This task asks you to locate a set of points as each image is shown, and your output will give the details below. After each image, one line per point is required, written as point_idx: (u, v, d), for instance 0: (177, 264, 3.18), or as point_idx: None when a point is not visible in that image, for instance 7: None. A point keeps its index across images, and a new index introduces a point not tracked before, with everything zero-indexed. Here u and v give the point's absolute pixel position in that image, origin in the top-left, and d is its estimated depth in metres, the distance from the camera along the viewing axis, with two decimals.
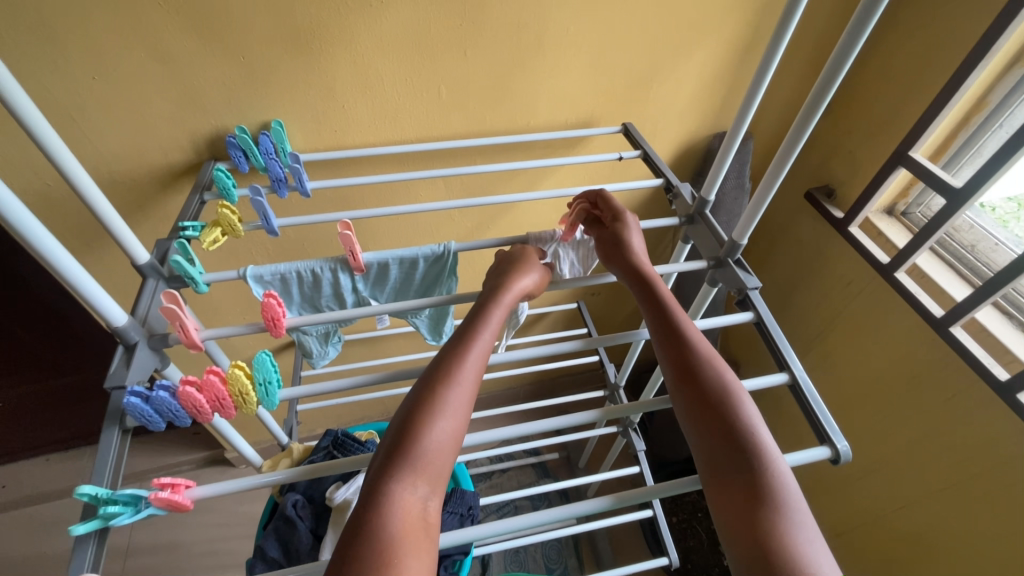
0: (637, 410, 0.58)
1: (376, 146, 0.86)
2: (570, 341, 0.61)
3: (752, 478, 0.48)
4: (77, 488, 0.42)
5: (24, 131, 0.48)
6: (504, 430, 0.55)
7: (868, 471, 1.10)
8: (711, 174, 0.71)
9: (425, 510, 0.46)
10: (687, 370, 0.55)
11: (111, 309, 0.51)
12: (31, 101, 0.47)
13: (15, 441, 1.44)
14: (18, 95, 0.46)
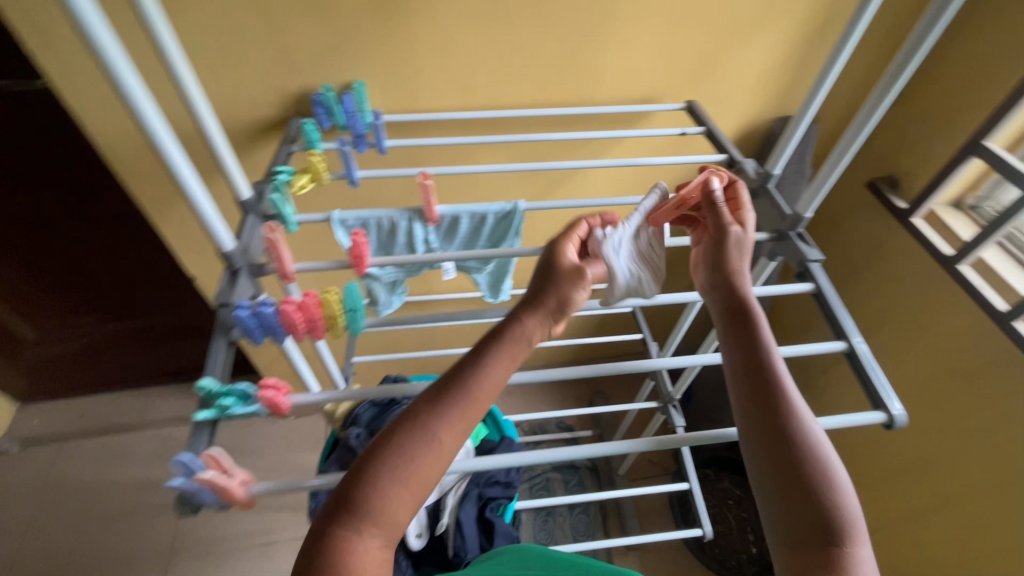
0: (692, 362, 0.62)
1: (447, 111, 0.90)
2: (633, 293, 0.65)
3: (835, 552, 0.45)
4: (198, 380, 0.49)
5: (165, 68, 0.57)
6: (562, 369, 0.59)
7: (913, 468, 1.09)
8: (780, 147, 0.74)
9: (372, 565, 0.43)
10: (768, 420, 0.50)
11: (221, 233, 0.58)
12: (174, 41, 0.56)
13: (97, 375, 1.59)
14: (165, 35, 0.55)
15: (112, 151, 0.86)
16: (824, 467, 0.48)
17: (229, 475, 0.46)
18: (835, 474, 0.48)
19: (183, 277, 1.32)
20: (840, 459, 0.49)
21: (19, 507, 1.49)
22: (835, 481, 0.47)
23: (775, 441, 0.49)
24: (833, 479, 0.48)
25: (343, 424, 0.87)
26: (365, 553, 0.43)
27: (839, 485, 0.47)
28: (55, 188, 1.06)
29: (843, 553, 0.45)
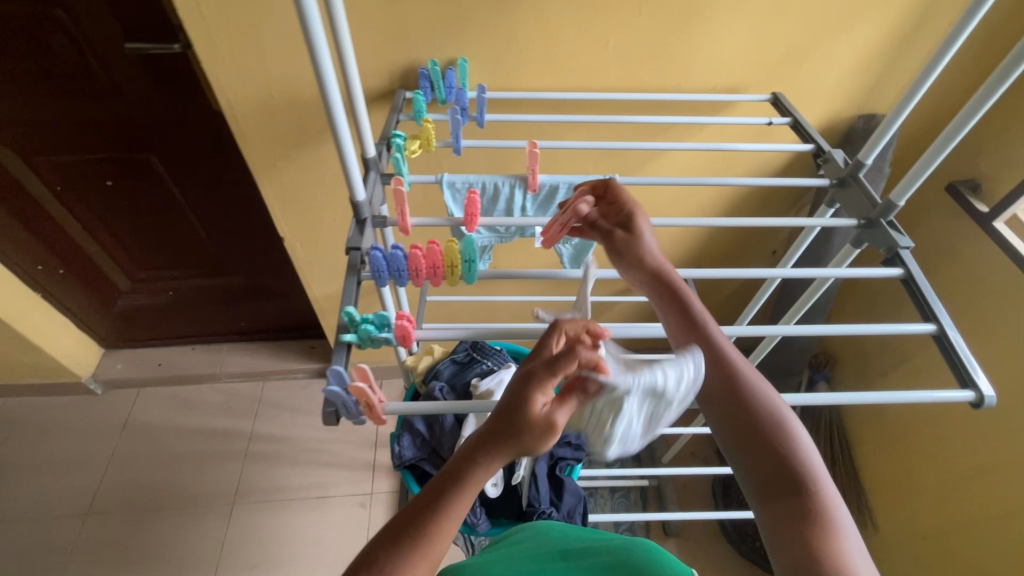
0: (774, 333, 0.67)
1: (540, 91, 0.94)
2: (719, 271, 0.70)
3: (802, 500, 0.50)
4: (343, 307, 0.55)
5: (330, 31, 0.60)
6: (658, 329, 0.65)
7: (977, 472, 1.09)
8: (872, 139, 0.75)
9: None
10: (726, 394, 0.57)
11: (356, 183, 0.64)
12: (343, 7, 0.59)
13: (176, 326, 1.70)
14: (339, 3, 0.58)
15: (235, 112, 0.94)
16: (781, 423, 0.55)
17: (371, 389, 0.51)
18: (788, 424, 0.55)
19: (268, 239, 1.41)
20: (793, 411, 0.55)
21: (100, 443, 1.61)
22: (792, 432, 0.54)
23: (739, 412, 0.56)
24: (790, 429, 0.54)
25: (425, 379, 0.94)
26: None
27: (795, 432, 0.54)
28: (170, 147, 1.17)
29: (810, 493, 0.51)
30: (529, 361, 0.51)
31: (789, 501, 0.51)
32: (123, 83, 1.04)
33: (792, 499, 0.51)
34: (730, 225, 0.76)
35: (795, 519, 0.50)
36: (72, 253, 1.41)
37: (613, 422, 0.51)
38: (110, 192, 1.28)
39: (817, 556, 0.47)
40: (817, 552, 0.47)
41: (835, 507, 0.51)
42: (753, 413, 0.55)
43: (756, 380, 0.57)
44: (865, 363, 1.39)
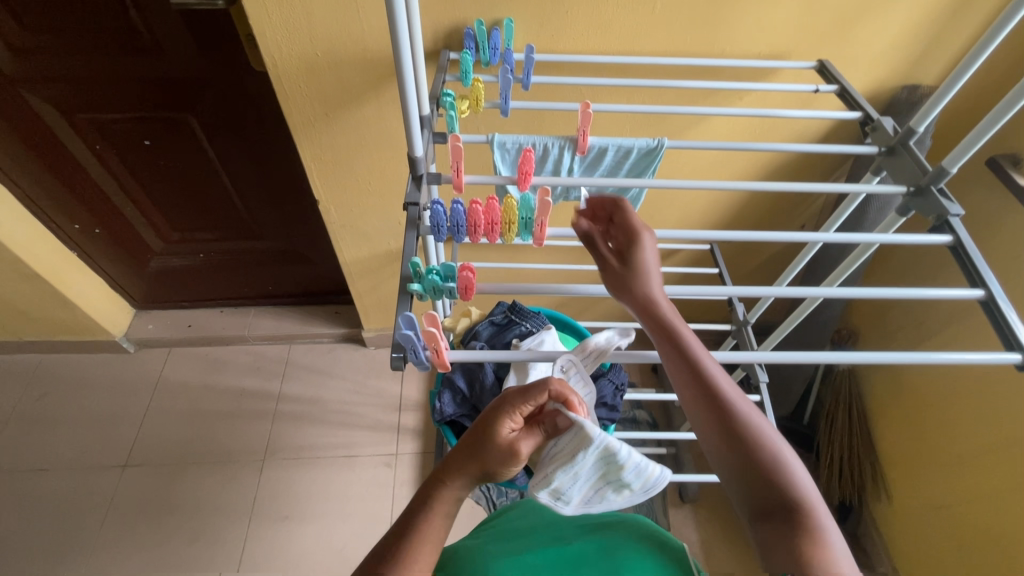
0: (814, 295, 0.67)
1: (583, 54, 0.94)
2: (765, 235, 0.70)
3: (793, 518, 0.51)
4: (409, 258, 0.57)
5: None
6: (702, 289, 0.66)
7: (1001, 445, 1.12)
8: (925, 107, 0.74)
9: None
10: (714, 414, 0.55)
11: (415, 138, 0.66)
12: None
13: (206, 288, 1.74)
14: None
15: (279, 70, 0.95)
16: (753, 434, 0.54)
17: (439, 336, 0.53)
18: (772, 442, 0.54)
19: (299, 202, 1.43)
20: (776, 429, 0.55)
21: (134, 400, 1.67)
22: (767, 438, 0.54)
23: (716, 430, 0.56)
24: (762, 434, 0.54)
25: (464, 340, 0.96)
26: None
27: (777, 449, 0.54)
28: (208, 106, 1.17)
29: (801, 511, 0.51)
30: (509, 390, 0.58)
31: (777, 516, 0.52)
32: (165, 39, 1.05)
33: (776, 513, 0.52)
34: (781, 189, 0.74)
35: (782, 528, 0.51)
36: (108, 213, 1.44)
37: (560, 470, 0.58)
38: (146, 151, 1.29)
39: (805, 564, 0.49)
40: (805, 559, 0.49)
41: (822, 518, 0.52)
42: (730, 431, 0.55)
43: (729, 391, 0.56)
44: (890, 338, 1.40)
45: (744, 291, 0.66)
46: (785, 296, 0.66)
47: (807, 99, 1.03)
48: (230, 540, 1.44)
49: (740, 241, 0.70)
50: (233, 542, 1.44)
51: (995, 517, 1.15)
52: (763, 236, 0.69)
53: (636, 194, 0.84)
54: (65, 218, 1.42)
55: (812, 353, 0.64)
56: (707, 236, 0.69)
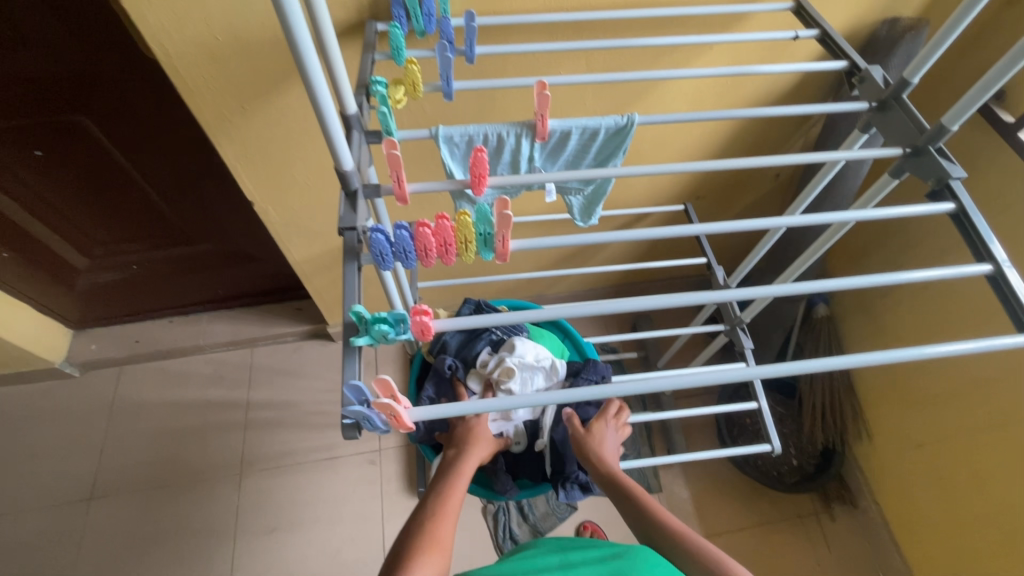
0: (802, 288, 0.59)
1: (531, 13, 0.81)
2: (738, 224, 0.62)
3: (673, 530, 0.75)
4: (351, 306, 0.47)
5: None
6: (685, 297, 0.58)
7: (981, 385, 1.14)
8: (920, 55, 0.66)
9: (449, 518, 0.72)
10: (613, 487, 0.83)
11: (341, 149, 0.55)
12: None
13: (148, 300, 1.59)
14: None
15: (174, 60, 0.79)
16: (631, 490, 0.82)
17: (395, 400, 0.45)
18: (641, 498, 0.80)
19: (233, 200, 1.28)
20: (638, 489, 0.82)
21: (90, 426, 1.55)
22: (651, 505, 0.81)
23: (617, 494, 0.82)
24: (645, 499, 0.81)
25: (433, 351, 0.94)
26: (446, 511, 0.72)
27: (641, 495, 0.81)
28: (103, 104, 1.00)
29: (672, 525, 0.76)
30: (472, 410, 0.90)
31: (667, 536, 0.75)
32: (29, 29, 0.86)
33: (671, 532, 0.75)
34: (766, 162, 0.65)
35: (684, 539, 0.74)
36: (13, 235, 1.26)
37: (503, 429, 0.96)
38: (41, 162, 1.11)
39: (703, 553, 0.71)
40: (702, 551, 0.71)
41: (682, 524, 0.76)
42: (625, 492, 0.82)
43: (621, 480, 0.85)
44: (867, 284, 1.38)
45: (727, 293, 0.57)
46: (769, 295, 0.59)
47: (783, 47, 0.93)
48: (218, 559, 1.39)
49: (726, 232, 0.62)
50: (222, 561, 1.39)
51: (973, 455, 1.18)
52: (748, 223, 0.61)
53: (607, 180, 0.74)
54: None
55: (797, 362, 0.58)
56: (690, 230, 0.61)
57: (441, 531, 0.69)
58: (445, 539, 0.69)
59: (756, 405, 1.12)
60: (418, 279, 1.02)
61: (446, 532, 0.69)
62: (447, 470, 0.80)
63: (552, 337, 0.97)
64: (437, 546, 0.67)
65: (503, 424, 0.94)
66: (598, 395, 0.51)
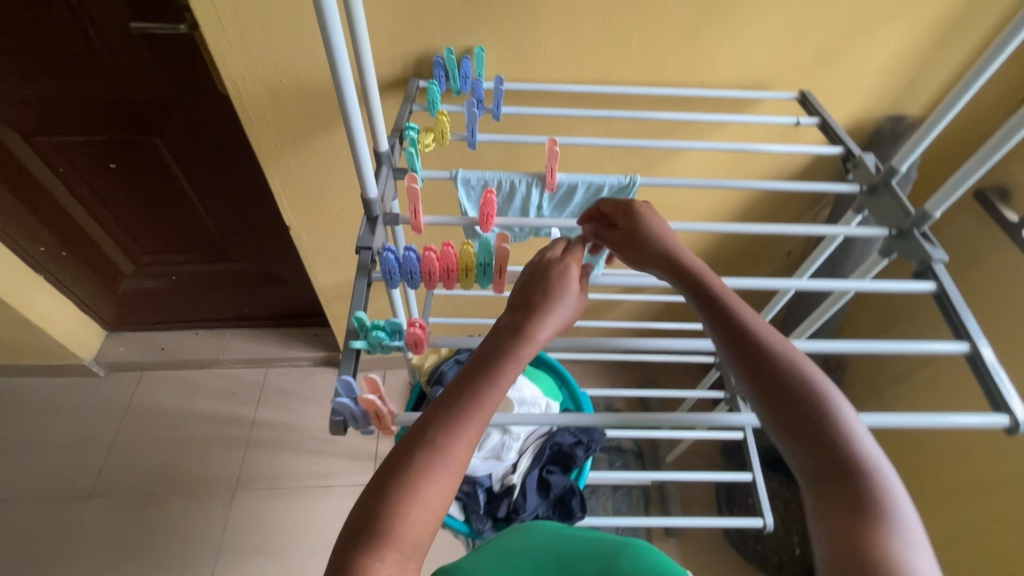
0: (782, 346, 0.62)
1: (557, 82, 0.91)
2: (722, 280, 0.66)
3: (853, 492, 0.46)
4: (355, 311, 0.53)
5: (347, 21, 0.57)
6: None
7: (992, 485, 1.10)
8: (907, 145, 0.71)
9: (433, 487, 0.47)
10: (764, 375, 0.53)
11: (369, 179, 0.62)
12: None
13: (180, 309, 1.69)
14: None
15: (243, 97, 0.91)
16: (818, 396, 0.50)
17: (380, 399, 0.49)
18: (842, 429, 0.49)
19: (273, 224, 1.39)
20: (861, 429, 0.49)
21: (103, 426, 1.61)
22: (852, 421, 0.50)
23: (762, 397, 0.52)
24: (842, 411, 0.50)
25: (431, 380, 0.97)
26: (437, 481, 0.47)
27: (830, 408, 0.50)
28: (176, 128, 1.13)
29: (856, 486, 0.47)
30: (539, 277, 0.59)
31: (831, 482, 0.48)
32: (128, 62, 1.00)
33: (842, 490, 0.47)
34: (763, 230, 0.72)
35: (850, 523, 0.45)
36: (75, 235, 1.39)
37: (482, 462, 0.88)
38: (113, 174, 1.25)
39: (877, 560, 0.42)
40: (875, 556, 0.42)
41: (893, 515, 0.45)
42: (781, 401, 0.51)
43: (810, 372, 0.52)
44: (877, 370, 1.36)
45: None
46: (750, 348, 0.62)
47: (791, 131, 1.00)
48: None
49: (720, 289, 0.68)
50: None
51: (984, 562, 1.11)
52: (740, 282, 0.67)
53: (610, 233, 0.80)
54: (29, 241, 1.38)
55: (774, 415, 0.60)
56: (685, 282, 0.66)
57: (423, 497, 0.45)
58: (433, 513, 0.46)
59: (752, 477, 1.10)
60: (429, 308, 1.00)
61: (434, 499, 0.46)
62: (483, 367, 0.52)
63: (547, 381, 1.00)
64: (399, 552, 0.43)
65: (492, 463, 0.88)
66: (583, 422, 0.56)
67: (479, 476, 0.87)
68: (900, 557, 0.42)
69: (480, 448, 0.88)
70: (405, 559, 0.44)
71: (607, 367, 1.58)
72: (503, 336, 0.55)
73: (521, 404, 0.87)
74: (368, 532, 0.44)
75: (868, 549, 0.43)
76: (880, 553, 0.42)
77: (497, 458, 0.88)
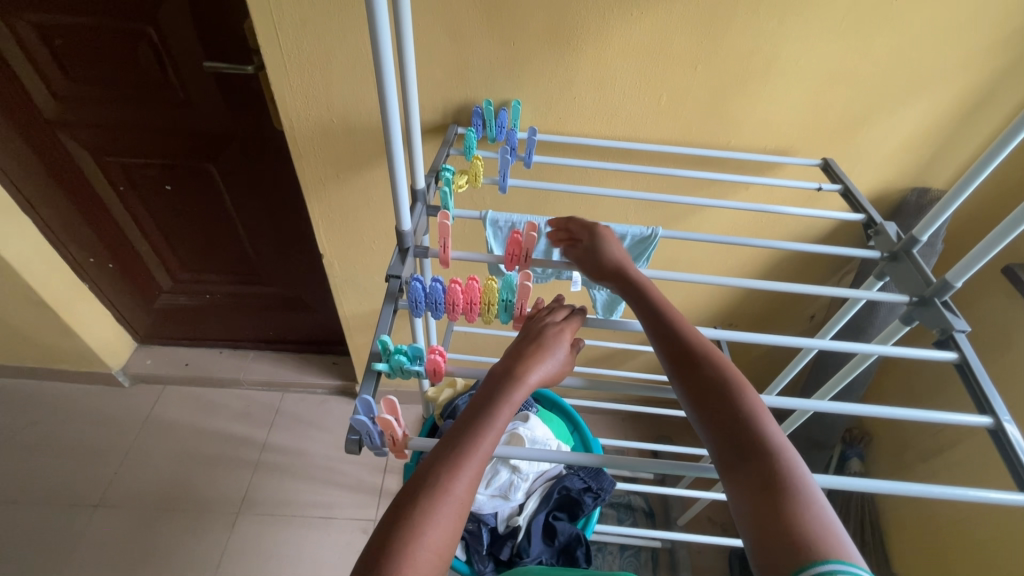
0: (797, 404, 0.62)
1: (587, 137, 0.96)
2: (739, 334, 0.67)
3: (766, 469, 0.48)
4: (380, 335, 0.55)
5: (398, 71, 0.63)
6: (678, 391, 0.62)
7: None
8: (929, 216, 0.72)
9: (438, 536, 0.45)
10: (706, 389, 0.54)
11: (404, 213, 0.66)
12: (412, 50, 0.62)
13: (208, 327, 1.74)
14: (409, 47, 0.61)
15: (294, 131, 0.99)
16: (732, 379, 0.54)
17: (396, 421, 0.51)
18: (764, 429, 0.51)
19: (307, 252, 1.45)
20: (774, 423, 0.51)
21: (121, 435, 1.64)
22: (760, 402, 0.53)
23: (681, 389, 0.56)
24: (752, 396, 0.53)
25: (444, 414, 0.98)
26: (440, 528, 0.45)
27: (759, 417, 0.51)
28: (231, 157, 1.22)
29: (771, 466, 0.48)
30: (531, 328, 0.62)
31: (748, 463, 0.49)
32: (196, 97, 1.10)
33: (753, 467, 0.48)
34: (783, 289, 0.72)
35: (762, 498, 0.47)
36: (123, 248, 1.48)
37: (488, 500, 0.85)
38: (167, 195, 1.34)
39: (786, 532, 0.44)
40: (785, 527, 0.45)
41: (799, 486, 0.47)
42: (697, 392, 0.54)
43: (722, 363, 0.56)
44: (904, 445, 1.30)
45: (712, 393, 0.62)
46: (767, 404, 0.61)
47: (814, 196, 1.02)
48: None
49: (746, 343, 0.66)
50: None
51: None
52: (767, 337, 0.66)
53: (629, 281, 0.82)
54: (81, 251, 1.47)
55: None
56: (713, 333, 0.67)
57: (427, 540, 0.44)
58: (436, 556, 0.45)
59: None
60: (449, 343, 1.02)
61: (437, 541, 0.45)
62: (478, 411, 0.52)
63: (559, 424, 1.00)
64: None
65: (498, 504, 0.86)
66: (599, 463, 0.55)
67: (484, 514, 0.85)
68: (818, 529, 0.44)
69: (487, 485, 0.86)
70: None
71: (622, 419, 1.56)
72: (498, 381, 0.55)
73: (533, 443, 0.86)
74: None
75: (780, 524, 0.45)
76: (794, 525, 0.44)
77: (503, 496, 0.86)
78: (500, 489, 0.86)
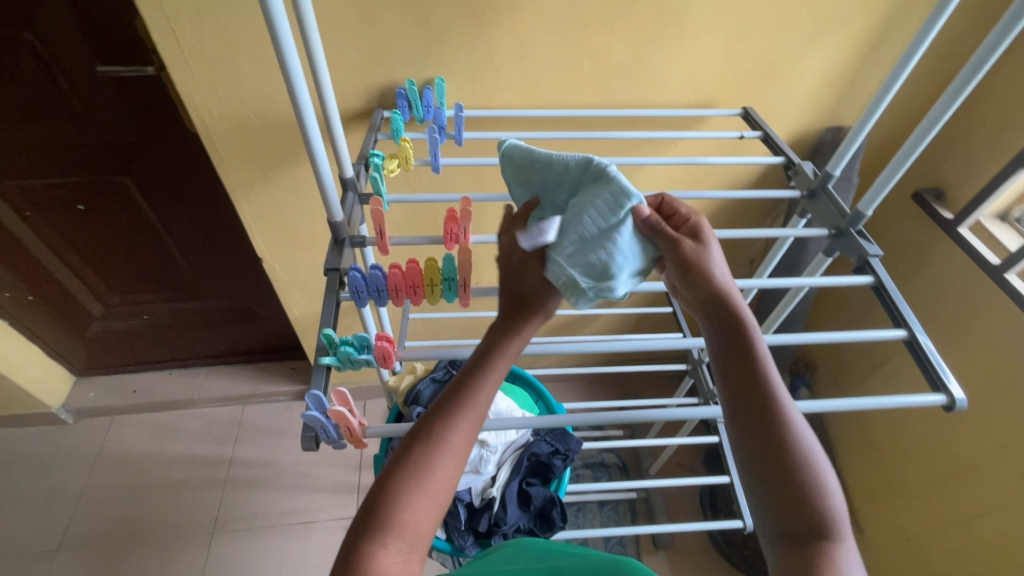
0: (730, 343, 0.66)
1: (515, 109, 0.96)
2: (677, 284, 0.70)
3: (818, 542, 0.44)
4: (324, 329, 0.54)
5: (307, 56, 0.61)
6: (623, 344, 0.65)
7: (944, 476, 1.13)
8: (839, 152, 0.77)
9: (431, 488, 0.47)
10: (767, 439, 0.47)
11: (334, 204, 0.64)
12: (318, 34, 0.60)
13: (150, 350, 1.66)
14: (313, 29, 0.59)
15: (210, 133, 0.93)
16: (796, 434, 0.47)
17: (349, 411, 0.50)
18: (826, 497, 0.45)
19: (245, 259, 1.39)
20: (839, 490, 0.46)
21: (72, 475, 1.55)
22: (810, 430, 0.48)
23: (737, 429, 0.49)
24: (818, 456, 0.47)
25: (407, 401, 0.97)
26: (437, 478, 0.48)
27: (821, 475, 0.46)
28: (146, 167, 1.14)
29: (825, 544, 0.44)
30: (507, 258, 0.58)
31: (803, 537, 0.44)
32: (96, 107, 1.02)
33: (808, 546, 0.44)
34: (717, 235, 0.75)
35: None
36: (41, 278, 1.38)
37: (461, 477, 0.87)
38: (82, 216, 1.25)
39: None
40: None
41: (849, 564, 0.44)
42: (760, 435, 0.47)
43: (785, 400, 0.49)
44: (844, 368, 1.40)
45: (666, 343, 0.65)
46: None
47: (739, 145, 1.06)
48: None
49: None
50: None
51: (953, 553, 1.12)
52: None
53: None
54: None
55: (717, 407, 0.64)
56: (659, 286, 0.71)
57: (420, 492, 0.47)
58: (432, 503, 0.47)
59: (729, 482, 1.11)
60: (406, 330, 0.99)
61: (432, 489, 0.47)
62: (473, 367, 0.53)
63: (522, 393, 1.02)
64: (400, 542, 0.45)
65: (470, 479, 0.88)
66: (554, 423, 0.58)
67: (458, 491, 0.87)
68: None
69: None
70: (411, 541, 0.46)
71: (587, 384, 1.61)
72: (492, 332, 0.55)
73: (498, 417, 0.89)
74: (367, 536, 0.45)
75: None
76: None
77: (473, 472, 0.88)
78: (471, 464, 0.88)
